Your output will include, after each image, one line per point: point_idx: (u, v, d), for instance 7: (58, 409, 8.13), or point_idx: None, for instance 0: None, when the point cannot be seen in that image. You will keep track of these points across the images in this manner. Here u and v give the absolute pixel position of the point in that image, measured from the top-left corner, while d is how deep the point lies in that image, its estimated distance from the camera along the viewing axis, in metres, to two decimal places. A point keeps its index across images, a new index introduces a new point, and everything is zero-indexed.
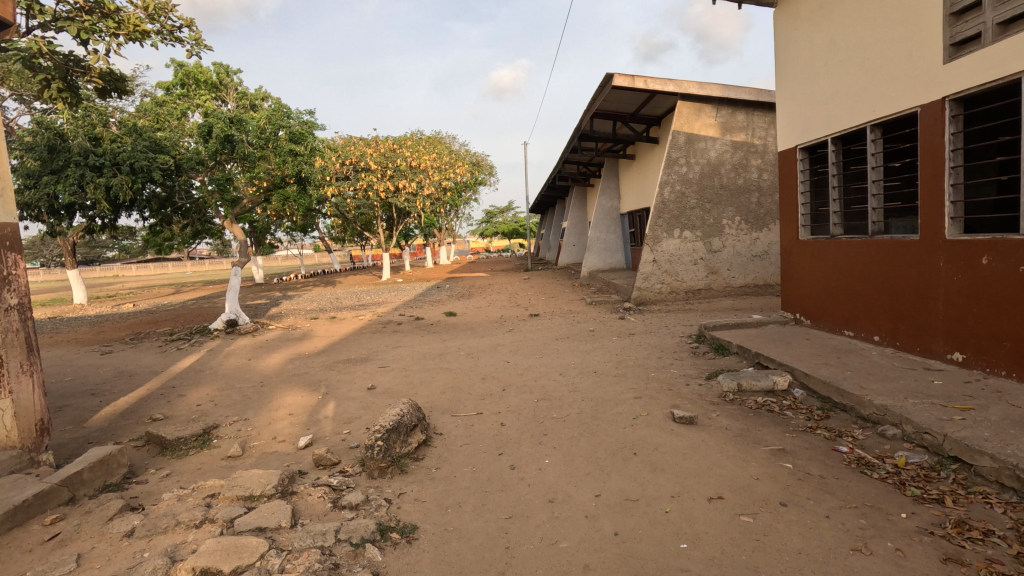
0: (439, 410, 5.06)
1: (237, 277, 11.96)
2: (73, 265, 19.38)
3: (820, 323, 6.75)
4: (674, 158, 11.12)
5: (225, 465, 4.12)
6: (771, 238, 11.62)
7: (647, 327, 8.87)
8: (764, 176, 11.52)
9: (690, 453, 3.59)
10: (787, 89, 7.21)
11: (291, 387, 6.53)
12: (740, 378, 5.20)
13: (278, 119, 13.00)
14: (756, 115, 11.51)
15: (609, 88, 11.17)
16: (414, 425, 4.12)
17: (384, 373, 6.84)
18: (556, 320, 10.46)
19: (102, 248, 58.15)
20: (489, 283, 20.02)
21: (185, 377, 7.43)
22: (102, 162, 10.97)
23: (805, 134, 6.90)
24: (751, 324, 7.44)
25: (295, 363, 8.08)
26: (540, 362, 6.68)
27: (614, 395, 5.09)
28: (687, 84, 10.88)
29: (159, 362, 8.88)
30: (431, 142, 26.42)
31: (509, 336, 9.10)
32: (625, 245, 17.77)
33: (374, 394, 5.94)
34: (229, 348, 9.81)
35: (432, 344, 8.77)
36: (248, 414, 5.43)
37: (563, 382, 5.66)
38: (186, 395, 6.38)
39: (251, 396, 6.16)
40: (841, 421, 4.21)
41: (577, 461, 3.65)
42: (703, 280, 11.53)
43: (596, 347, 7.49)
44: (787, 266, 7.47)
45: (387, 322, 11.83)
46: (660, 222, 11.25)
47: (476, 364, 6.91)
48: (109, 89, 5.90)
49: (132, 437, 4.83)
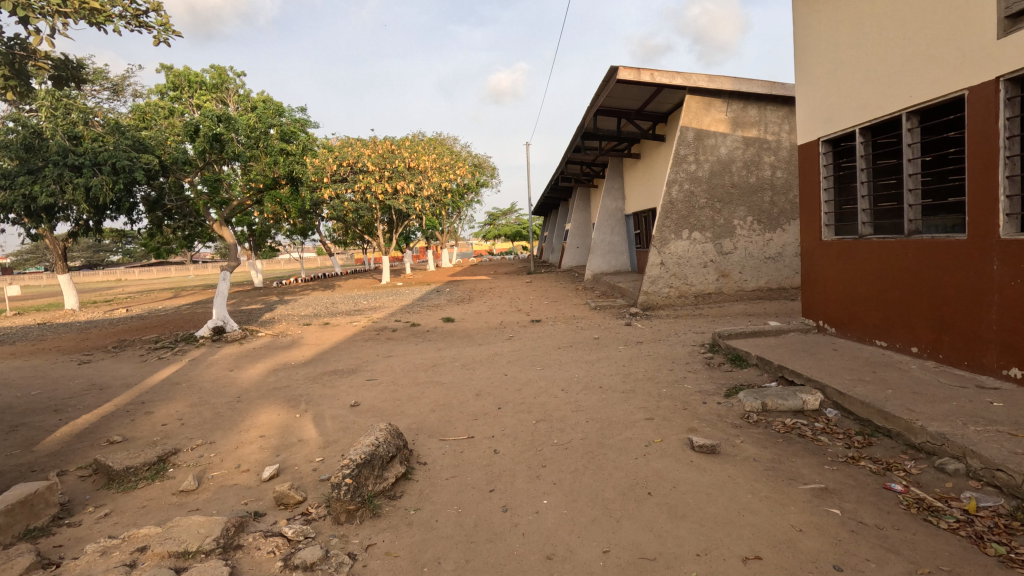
0: (425, 434, 4.50)
1: (225, 281, 11.41)
2: (64, 270, 18.92)
3: (847, 332, 6.17)
4: (682, 156, 10.60)
5: (174, 503, 3.57)
6: (786, 239, 11.00)
7: (656, 335, 8.29)
8: (778, 174, 10.92)
9: (715, 495, 3.02)
10: (808, 77, 6.66)
11: (269, 403, 5.99)
12: (764, 396, 4.63)
13: (268, 116, 12.52)
14: (769, 109, 10.93)
15: (614, 83, 10.62)
16: (392, 456, 3.57)
17: (371, 387, 6.30)
18: (559, 327, 9.90)
19: (103, 253, 57.98)
20: (490, 287, 19.45)
21: (159, 391, 6.89)
22: (81, 161, 10.48)
23: (829, 125, 6.32)
24: (770, 332, 6.86)
25: (278, 374, 7.53)
26: (540, 376, 6.10)
27: (623, 415, 4.51)
28: (696, 78, 10.36)
29: (135, 372, 8.36)
30: (432, 144, 26.07)
31: (508, 344, 8.53)
32: (631, 247, 17.20)
33: (357, 412, 5.37)
34: (213, 357, 9.28)
35: (425, 354, 8.21)
36: (215, 436, 4.89)
37: (565, 400, 5.10)
38: (154, 412, 5.84)
39: (223, 415, 5.61)
40: (887, 450, 3.64)
41: (581, 503, 3.09)
42: (713, 283, 10.93)
43: (601, 358, 6.93)
44: (809, 269, 6.90)
45: (381, 329, 11.29)
46: (667, 222, 10.70)
47: (471, 378, 6.35)
48: (66, 78, 5.35)
49: (80, 465, 4.30)
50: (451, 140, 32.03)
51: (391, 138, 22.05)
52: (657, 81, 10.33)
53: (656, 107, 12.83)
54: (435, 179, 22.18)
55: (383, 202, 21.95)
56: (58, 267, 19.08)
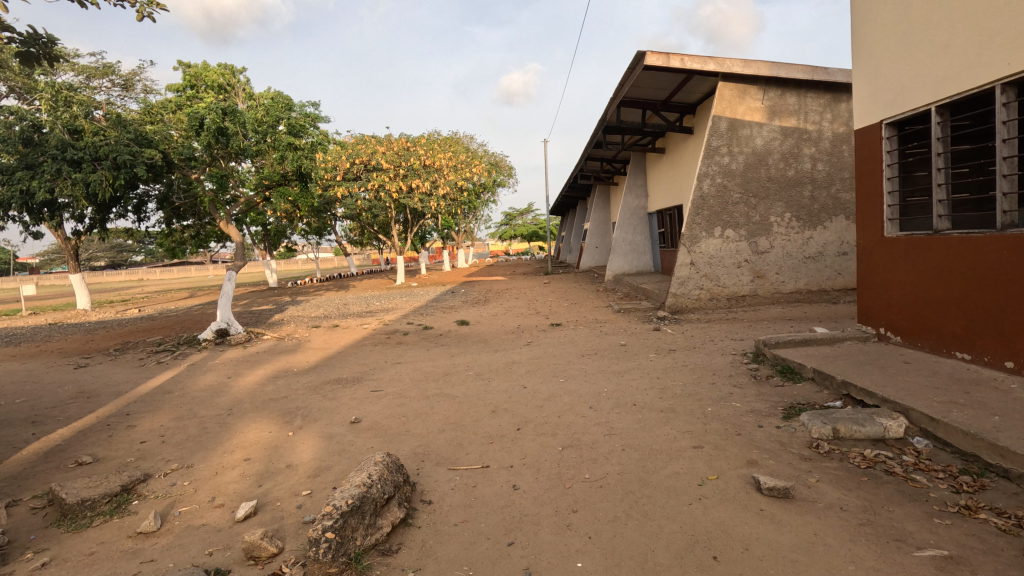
0: (431, 463, 3.86)
1: (231, 281, 10.89)
2: (76, 270, 18.71)
3: (918, 342, 5.37)
4: (714, 147, 9.86)
5: (127, 551, 2.95)
6: (828, 237, 10.14)
7: (690, 342, 7.54)
8: (819, 167, 10.07)
9: (804, 565, 2.31)
10: (869, 51, 5.90)
11: (261, 417, 5.39)
12: (833, 420, 3.89)
13: (276, 110, 11.99)
14: (810, 96, 10.06)
15: (640, 70, 9.86)
16: (388, 497, 2.93)
17: (375, 400, 5.66)
18: (581, 331, 9.19)
19: (126, 253, 58.64)
20: (507, 288, 18.81)
21: (147, 401, 6.34)
22: (81, 156, 10.11)
23: (897, 104, 5.56)
24: (823, 340, 6.07)
25: (277, 383, 6.93)
26: (564, 389, 5.42)
27: (666, 442, 3.81)
28: (730, 63, 9.58)
29: (129, 378, 7.83)
30: (448, 142, 25.50)
31: (527, 351, 7.84)
32: (654, 247, 16.40)
33: (356, 431, 4.73)
34: (213, 362, 8.74)
35: (436, 361, 7.56)
36: (194, 459, 4.29)
37: (595, 420, 4.40)
38: (135, 427, 5.28)
39: (209, 431, 5.03)
40: (1010, 497, 2.89)
41: (625, 569, 2.40)
42: (748, 285, 10.13)
43: (631, 368, 6.21)
44: (866, 270, 6.12)
45: (392, 333, 10.65)
46: (698, 219, 9.95)
47: (485, 390, 5.68)
48: (35, 54, 4.79)
49: (36, 494, 3.72)
50: (467, 138, 31.48)
51: (406, 135, 21.51)
52: (688, 66, 9.55)
53: (683, 97, 12.05)
54: (451, 177, 21.60)
55: (397, 201, 21.36)
56: (70, 267, 18.83)
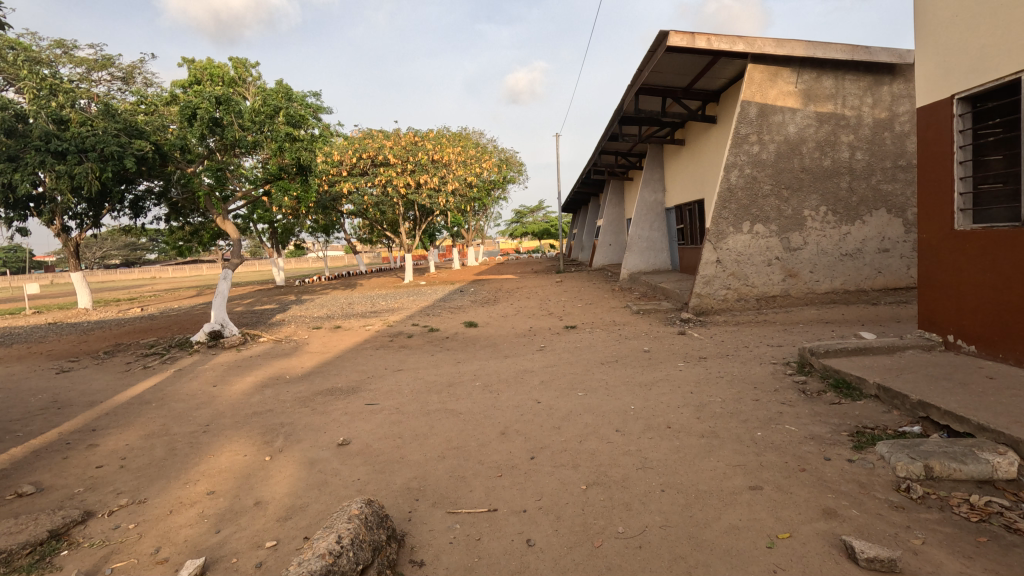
0: (427, 503, 3.18)
1: (226, 281, 10.30)
2: (76, 268, 18.27)
3: (1000, 353, 4.59)
4: (743, 135, 9.08)
5: None
6: (867, 233, 9.30)
7: (721, 349, 6.79)
8: (858, 156, 9.24)
9: None
10: (939, 14, 5.15)
11: (238, 436, 4.73)
12: (924, 454, 3.14)
13: (275, 100, 11.16)
14: (848, 79, 9.22)
15: (664, 51, 9.08)
16: (364, 567, 2.25)
17: (369, 416, 4.98)
18: (598, 335, 8.45)
19: (139, 251, 58.88)
20: (518, 287, 18.06)
21: (119, 413, 5.71)
22: (66, 147, 9.71)
23: (974, 75, 4.82)
24: (880, 349, 5.28)
25: (264, 393, 6.28)
26: (584, 407, 4.70)
27: (714, 481, 3.09)
28: (761, 43, 8.80)
29: (110, 386, 7.22)
30: (457, 138, 24.78)
31: (540, 357, 7.11)
32: (672, 244, 15.60)
33: (343, 456, 4.06)
34: (201, 368, 8.11)
35: (441, 369, 6.86)
36: (148, 492, 3.63)
37: (623, 449, 3.69)
38: (96, 447, 4.65)
39: (178, 454, 4.38)
40: None
41: None
42: (779, 284, 9.34)
43: (659, 380, 5.47)
44: (931, 268, 5.34)
45: (395, 335, 9.96)
46: (725, 213, 9.18)
47: (494, 406, 4.98)
48: None
49: None
50: (476, 134, 30.78)
51: (414, 130, 20.76)
52: (715, 47, 8.76)
53: (706, 83, 11.27)
54: (460, 171, 20.90)
55: (405, 197, 20.64)
56: (71, 265, 18.40)
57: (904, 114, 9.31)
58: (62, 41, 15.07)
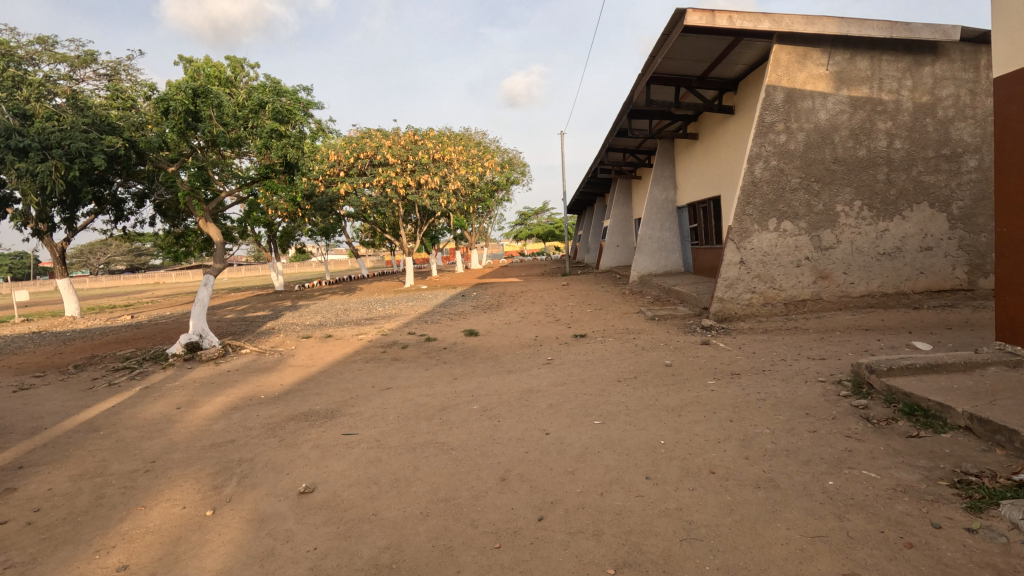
0: None
1: (207, 288, 9.52)
2: (62, 274, 17.56)
3: None
4: (769, 123, 8.22)
5: None
6: (906, 229, 8.42)
7: (756, 363, 5.91)
8: (896, 145, 8.37)
9: None
10: None
11: (184, 479, 3.91)
12: None
13: (260, 92, 10.29)
14: (885, 59, 8.36)
15: (679, 33, 8.25)
16: None
17: (344, 452, 4.13)
18: (612, 345, 7.59)
19: (144, 257, 58.25)
20: (522, 291, 17.19)
21: (59, 445, 4.90)
22: (28, 144, 9.20)
23: None
24: (954, 366, 4.39)
25: (231, 418, 5.44)
26: (602, 442, 3.85)
27: (792, 566, 2.25)
28: (789, 20, 7.96)
29: (63, 409, 6.39)
30: (460, 137, 23.99)
31: (548, 373, 6.24)
32: (684, 244, 14.73)
33: (304, 511, 3.23)
34: (171, 385, 7.29)
35: (434, 388, 6.00)
36: (43, 566, 2.81)
37: (658, 508, 2.84)
38: (11, 493, 3.84)
39: (104, 504, 3.56)
40: None
41: None
42: (810, 287, 8.45)
43: (691, 405, 4.59)
44: (1014, 269, 4.48)
45: (389, 346, 9.09)
46: (750, 209, 8.32)
47: (493, 438, 4.14)
48: None
49: None
50: (479, 134, 30.01)
51: (414, 128, 19.96)
52: (738, 26, 7.90)
53: (723, 70, 10.43)
54: (462, 171, 20.04)
55: (404, 197, 19.82)
56: (58, 271, 17.69)
57: (948, 98, 8.43)
58: (45, 37, 14.40)
